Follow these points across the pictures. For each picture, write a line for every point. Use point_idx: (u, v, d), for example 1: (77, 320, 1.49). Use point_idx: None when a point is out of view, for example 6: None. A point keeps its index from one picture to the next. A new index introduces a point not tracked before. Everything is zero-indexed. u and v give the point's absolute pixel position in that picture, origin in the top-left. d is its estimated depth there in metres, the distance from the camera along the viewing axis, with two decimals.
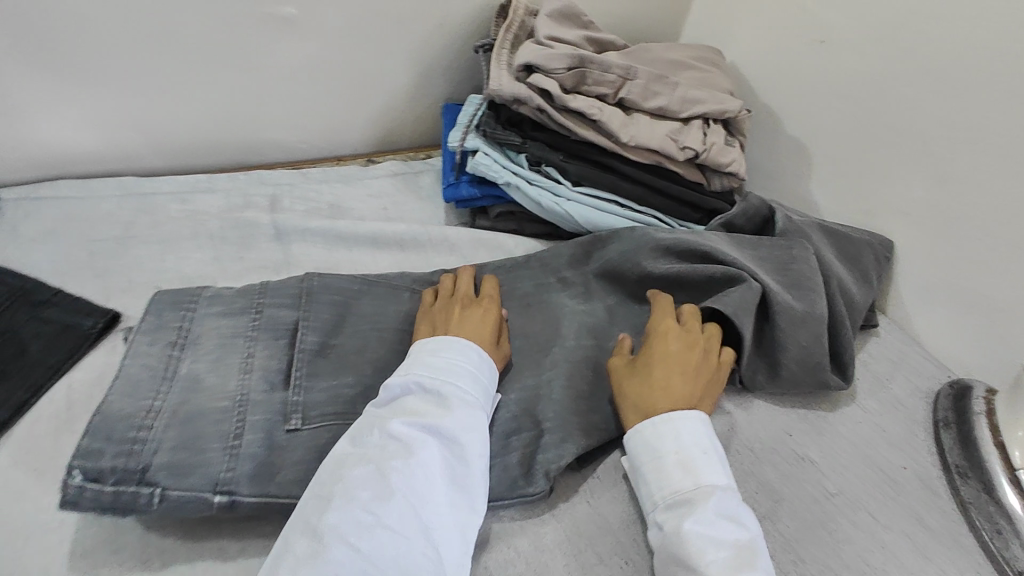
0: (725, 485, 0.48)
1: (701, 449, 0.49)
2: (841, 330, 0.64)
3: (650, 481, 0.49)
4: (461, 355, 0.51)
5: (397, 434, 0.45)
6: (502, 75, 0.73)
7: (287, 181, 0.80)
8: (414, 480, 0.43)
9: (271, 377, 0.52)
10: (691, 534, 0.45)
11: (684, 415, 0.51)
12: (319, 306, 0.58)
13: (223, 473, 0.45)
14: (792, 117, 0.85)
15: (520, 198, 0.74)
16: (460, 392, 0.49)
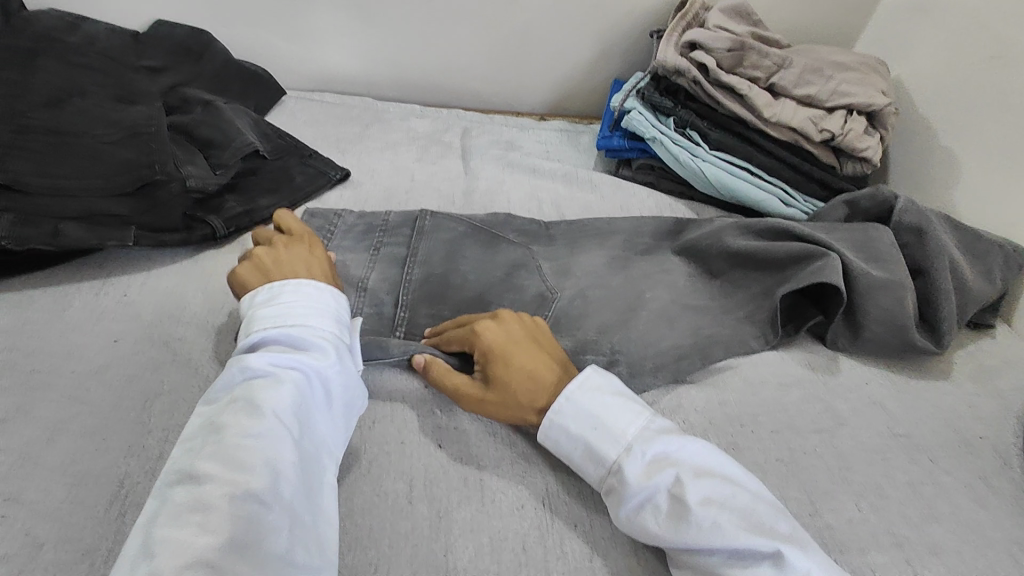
0: (640, 424, 0.50)
1: (608, 405, 0.50)
2: (941, 302, 0.68)
3: (578, 459, 0.51)
4: (307, 293, 0.54)
5: (261, 371, 0.47)
6: (669, 49, 0.86)
7: (478, 121, 1.01)
8: (286, 408, 0.45)
9: (381, 297, 0.67)
10: (638, 489, 0.47)
11: (577, 380, 0.52)
12: (429, 241, 0.72)
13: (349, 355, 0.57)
14: (948, 129, 0.87)
15: (662, 151, 0.86)
16: (315, 331, 0.52)
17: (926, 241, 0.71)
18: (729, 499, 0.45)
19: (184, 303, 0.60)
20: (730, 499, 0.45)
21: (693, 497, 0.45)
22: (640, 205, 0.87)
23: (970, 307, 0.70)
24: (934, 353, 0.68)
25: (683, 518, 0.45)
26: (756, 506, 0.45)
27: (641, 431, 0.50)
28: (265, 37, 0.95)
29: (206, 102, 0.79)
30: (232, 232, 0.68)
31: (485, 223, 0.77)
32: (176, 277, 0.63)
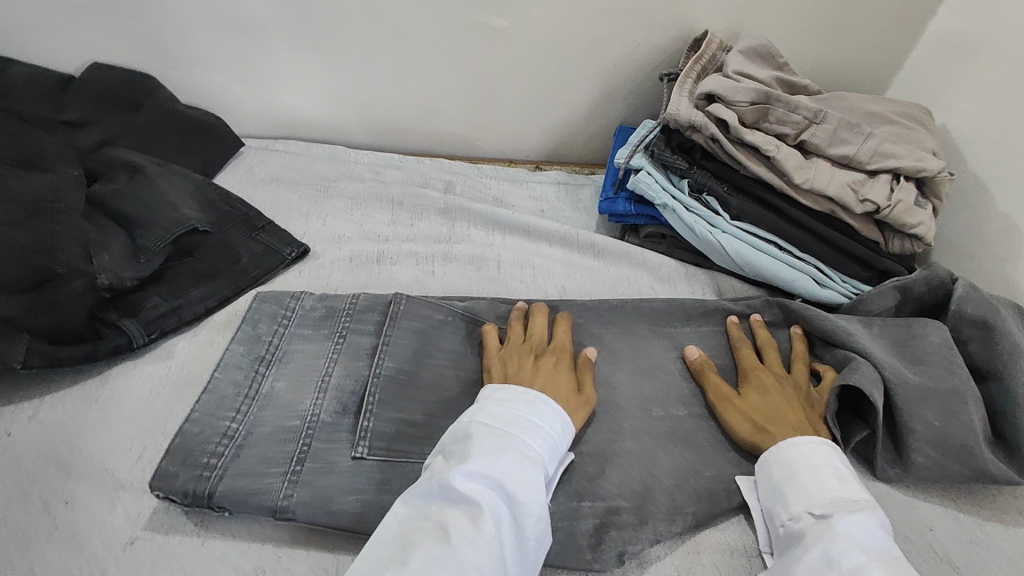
0: (859, 499, 0.47)
1: (843, 468, 0.50)
2: (1020, 419, 0.55)
3: (786, 498, 0.49)
4: (537, 415, 0.49)
5: (457, 487, 0.42)
6: (681, 100, 0.74)
7: (463, 172, 0.89)
8: (484, 548, 0.40)
9: (343, 400, 0.51)
10: (825, 549, 0.44)
11: (813, 437, 0.52)
12: (400, 332, 0.56)
13: (280, 501, 0.44)
14: (1006, 193, 0.74)
15: (674, 221, 0.74)
16: (526, 448, 0.46)
17: (997, 340, 0.59)
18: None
19: (77, 443, 0.49)
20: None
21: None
22: (649, 279, 0.75)
23: None
24: (1012, 483, 0.54)
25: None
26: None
27: (870, 508, 0.47)
28: (218, 80, 0.83)
29: (133, 168, 0.67)
30: (154, 338, 0.57)
31: (467, 308, 0.62)
32: (74, 402, 0.51)
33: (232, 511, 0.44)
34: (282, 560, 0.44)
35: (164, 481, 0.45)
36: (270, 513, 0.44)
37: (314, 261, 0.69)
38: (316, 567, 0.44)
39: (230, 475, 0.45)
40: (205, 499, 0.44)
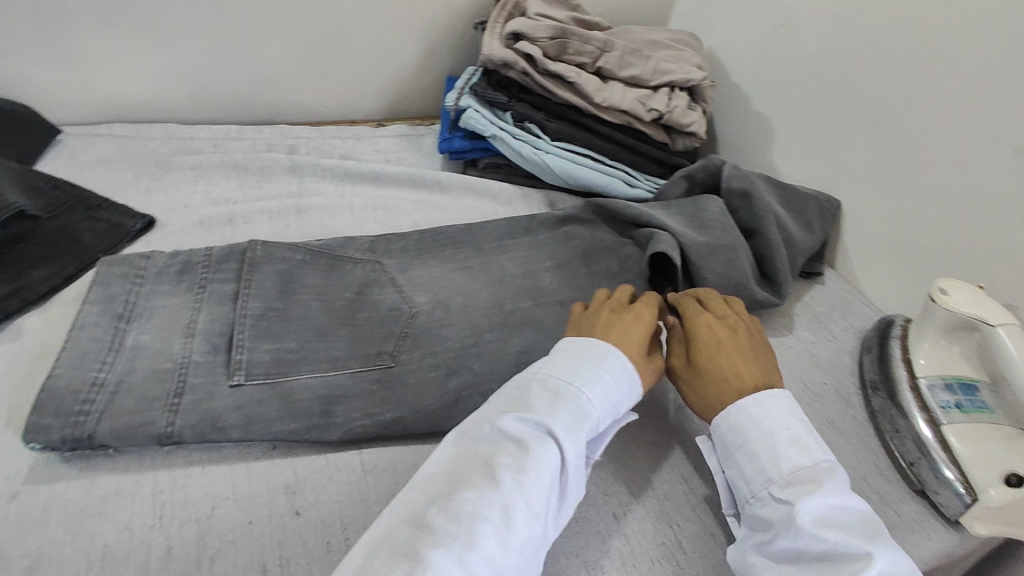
0: (814, 464, 0.48)
1: (798, 430, 0.50)
2: (775, 257, 0.73)
3: (744, 469, 0.50)
4: (609, 367, 0.51)
5: (508, 428, 0.46)
6: (492, 42, 0.83)
7: (306, 135, 0.92)
8: (538, 487, 0.44)
9: (213, 340, 0.55)
10: (804, 530, 0.44)
11: (767, 396, 0.51)
12: (262, 275, 0.60)
13: (164, 429, 0.48)
14: (758, 95, 0.93)
15: (504, 148, 0.83)
16: (580, 396, 0.49)
17: (753, 203, 0.76)
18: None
19: None
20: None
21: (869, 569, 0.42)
22: (493, 205, 0.84)
23: (798, 259, 0.76)
24: (773, 305, 0.72)
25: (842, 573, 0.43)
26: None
27: (835, 476, 0.47)
28: (15, 67, 0.78)
29: None
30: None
31: (325, 246, 0.68)
32: None
33: (117, 446, 0.48)
34: (179, 479, 0.48)
35: (39, 431, 0.47)
36: (156, 439, 0.48)
37: (163, 231, 0.70)
38: (214, 477, 0.48)
39: (109, 415, 0.48)
40: (88, 439, 0.47)
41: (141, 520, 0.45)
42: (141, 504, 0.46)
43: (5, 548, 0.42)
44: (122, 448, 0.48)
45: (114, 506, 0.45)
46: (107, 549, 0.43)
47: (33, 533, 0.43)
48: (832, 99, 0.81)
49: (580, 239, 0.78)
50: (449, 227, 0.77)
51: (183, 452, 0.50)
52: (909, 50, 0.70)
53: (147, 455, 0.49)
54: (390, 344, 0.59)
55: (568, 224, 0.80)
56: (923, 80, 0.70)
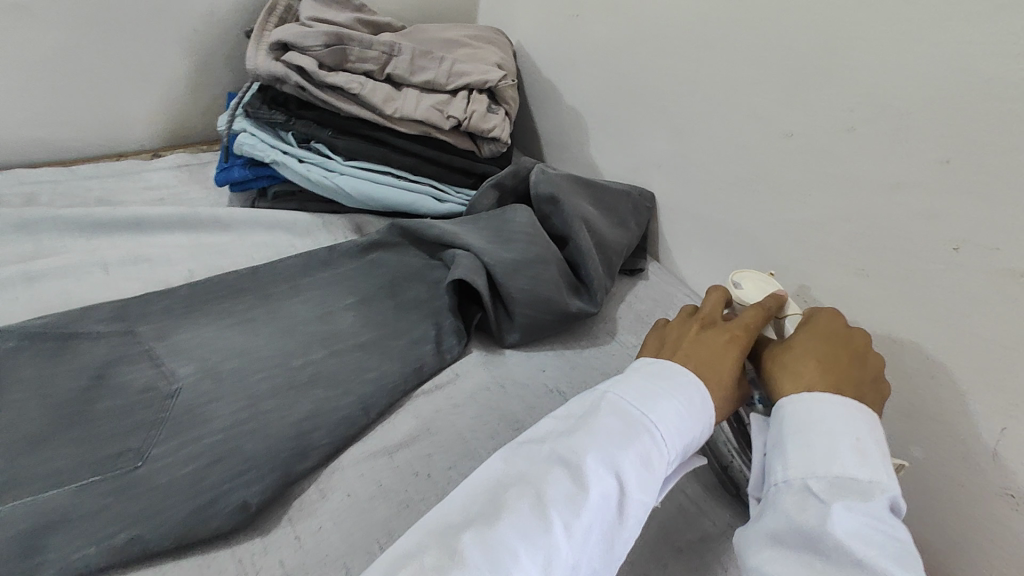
0: (859, 473, 0.40)
1: (864, 441, 0.42)
2: (586, 261, 0.70)
3: (789, 458, 0.42)
4: (685, 394, 0.47)
5: (576, 458, 0.43)
6: (258, 53, 0.74)
7: (50, 178, 0.76)
8: (580, 524, 0.40)
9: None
10: (821, 537, 0.38)
11: (830, 395, 0.44)
12: None
13: None
14: (567, 90, 0.90)
15: (289, 174, 0.74)
16: (662, 420, 0.45)
17: (561, 207, 0.73)
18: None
19: None
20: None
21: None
22: (288, 239, 0.75)
23: (612, 260, 0.74)
24: (591, 314, 0.69)
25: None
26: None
27: (873, 488, 0.40)
28: None
29: None
30: None
31: (51, 324, 0.55)
32: None
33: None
34: None
35: None
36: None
37: None
38: None
39: None
40: None
41: None
42: None
43: None
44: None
45: None
46: None
47: None
48: (630, 93, 0.80)
49: (389, 266, 0.70)
50: (230, 274, 0.67)
51: None
52: (686, 40, 0.70)
53: None
54: (138, 438, 0.49)
55: (375, 252, 0.72)
56: (703, 69, 0.69)
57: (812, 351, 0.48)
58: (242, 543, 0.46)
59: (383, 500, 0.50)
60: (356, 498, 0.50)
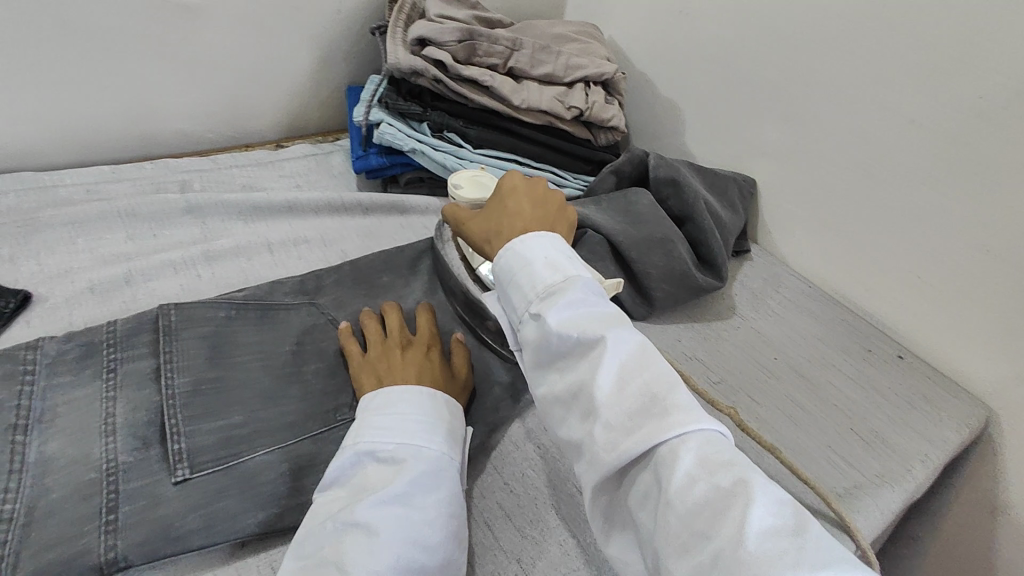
0: (557, 284, 0.46)
1: (559, 257, 0.48)
2: (710, 241, 0.76)
3: (515, 301, 0.48)
4: (420, 411, 0.49)
5: (355, 514, 0.42)
6: (397, 49, 0.78)
7: (197, 167, 0.81)
8: (397, 555, 0.40)
9: (140, 433, 0.47)
10: (546, 335, 0.44)
11: (537, 236, 0.50)
12: (181, 344, 0.53)
13: (105, 554, 0.40)
14: (663, 81, 0.95)
15: (426, 162, 0.79)
16: (374, 474, 0.45)
17: (681, 190, 0.78)
18: (637, 360, 0.42)
19: None
20: (649, 363, 0.42)
21: (605, 352, 0.42)
22: (422, 222, 0.80)
23: (729, 239, 0.80)
24: (716, 288, 0.76)
25: (579, 373, 0.42)
26: (668, 366, 0.42)
27: (583, 292, 0.46)
28: None
29: None
30: None
31: (249, 297, 0.60)
32: None
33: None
34: None
35: None
36: (97, 571, 0.40)
37: (46, 306, 0.59)
38: None
39: (31, 550, 0.39)
40: None
41: None
42: None
43: None
44: None
45: None
46: None
47: None
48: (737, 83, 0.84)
49: None
50: (383, 252, 0.72)
51: (131, 575, 0.42)
52: (805, 33, 0.74)
53: None
54: (350, 396, 0.54)
55: None
56: (822, 60, 0.74)
57: (480, 230, 0.56)
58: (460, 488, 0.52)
59: (571, 450, 0.55)
60: (548, 449, 0.55)
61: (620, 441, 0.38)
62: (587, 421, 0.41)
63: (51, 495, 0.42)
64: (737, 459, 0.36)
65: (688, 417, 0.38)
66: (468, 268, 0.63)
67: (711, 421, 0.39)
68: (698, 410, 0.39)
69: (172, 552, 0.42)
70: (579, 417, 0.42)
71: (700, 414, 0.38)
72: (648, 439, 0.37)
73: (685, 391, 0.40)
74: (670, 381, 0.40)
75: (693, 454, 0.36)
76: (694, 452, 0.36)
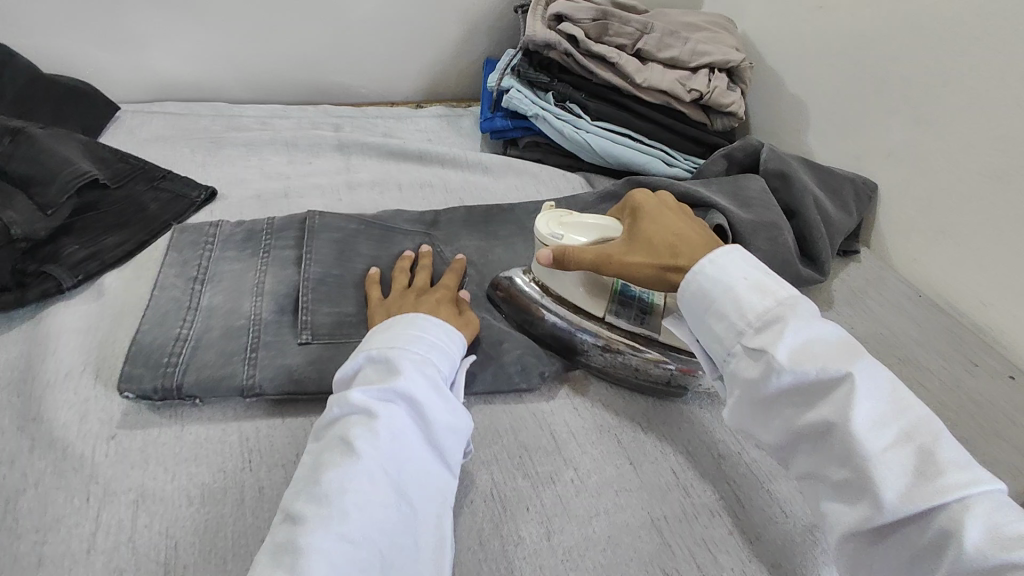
0: (772, 307, 0.45)
1: (761, 275, 0.47)
2: (817, 234, 0.75)
3: (716, 330, 0.47)
4: (418, 326, 0.50)
5: (356, 404, 0.44)
6: (535, 24, 0.85)
7: (349, 115, 0.93)
8: (384, 442, 0.42)
9: (280, 301, 0.57)
10: (776, 371, 0.43)
11: (728, 252, 0.49)
12: (320, 242, 0.63)
13: (247, 381, 0.50)
14: (792, 77, 0.93)
15: (546, 127, 0.85)
16: (377, 373, 0.47)
17: (791, 184, 0.78)
18: (889, 401, 0.41)
19: (32, 373, 0.51)
20: (894, 403, 0.41)
21: (855, 390, 0.41)
22: (533, 183, 0.86)
23: (836, 239, 0.78)
24: (817, 282, 0.75)
25: (822, 422, 0.41)
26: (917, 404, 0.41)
27: (799, 316, 0.45)
28: (77, 47, 0.80)
29: (14, 129, 0.66)
30: (82, 281, 0.59)
31: (377, 218, 0.70)
32: (25, 344, 0.53)
33: (205, 397, 0.49)
34: (264, 428, 0.50)
35: (130, 381, 0.49)
36: (240, 392, 0.50)
37: (223, 203, 0.72)
38: (295, 428, 0.50)
39: (197, 365, 0.50)
40: (176, 391, 0.49)
41: (232, 464, 0.47)
42: (227, 450, 0.48)
43: (111, 484, 0.44)
44: (207, 400, 0.50)
45: (204, 450, 0.47)
46: (202, 489, 0.45)
47: (133, 471, 0.45)
48: (871, 80, 0.81)
49: None
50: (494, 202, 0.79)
51: (261, 406, 0.51)
52: (957, 32, 0.71)
53: (230, 407, 0.51)
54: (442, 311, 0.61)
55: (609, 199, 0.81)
56: (971, 62, 0.69)
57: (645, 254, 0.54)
58: (532, 403, 0.57)
59: (639, 393, 0.59)
60: (618, 390, 0.59)
61: (880, 490, 0.38)
62: (844, 470, 0.40)
63: (212, 333, 0.53)
64: (1012, 516, 0.36)
65: (962, 475, 0.37)
66: (592, 320, 0.60)
67: (981, 469, 0.38)
68: (967, 460, 0.38)
69: (295, 393, 0.51)
70: (825, 460, 0.42)
71: (966, 462, 0.38)
72: (919, 498, 0.37)
73: (947, 436, 0.39)
74: (932, 429, 0.40)
75: (971, 511, 0.36)
76: (986, 514, 0.36)
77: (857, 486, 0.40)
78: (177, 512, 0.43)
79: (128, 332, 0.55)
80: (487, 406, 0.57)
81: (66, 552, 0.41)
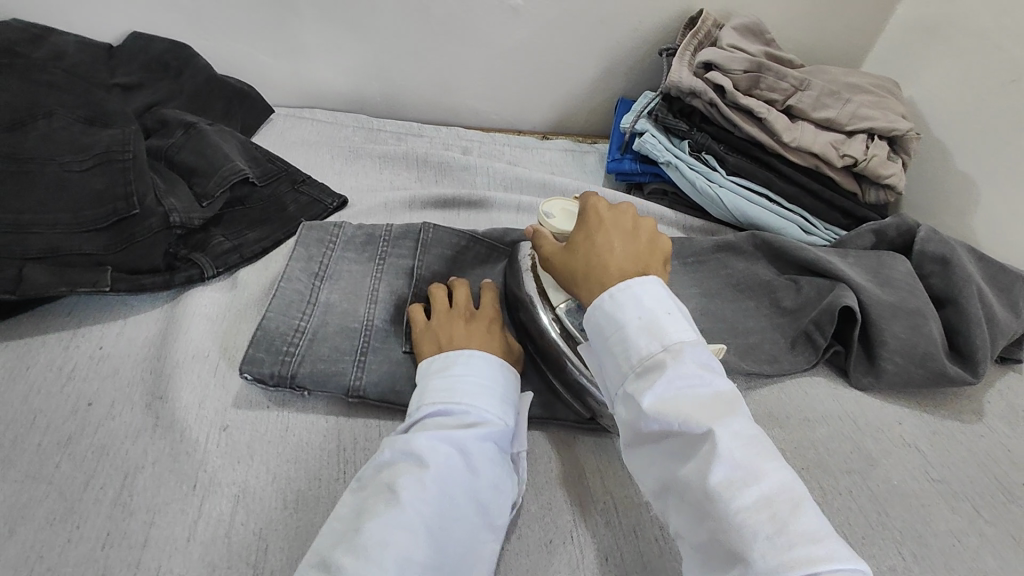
0: (655, 349, 0.43)
1: (654, 312, 0.45)
2: (974, 329, 0.65)
3: (607, 367, 0.46)
4: (480, 374, 0.49)
5: (410, 450, 0.43)
6: (682, 69, 0.81)
7: (478, 139, 0.95)
8: (433, 496, 0.41)
9: (393, 309, 0.58)
10: (643, 418, 0.42)
11: (631, 286, 0.46)
12: (434, 267, 0.63)
13: (353, 382, 0.51)
14: (965, 154, 0.83)
15: (676, 176, 0.82)
16: (436, 420, 0.46)
17: (951, 273, 0.69)
18: (754, 464, 0.38)
19: (165, 354, 0.54)
20: (752, 462, 0.38)
21: (716, 450, 0.39)
22: None
23: (1000, 340, 0.67)
24: (968, 383, 0.65)
25: (687, 471, 0.39)
26: (772, 470, 0.38)
27: (688, 360, 0.43)
28: (249, 53, 0.87)
29: (188, 125, 0.72)
30: (221, 272, 0.63)
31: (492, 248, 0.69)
32: (163, 323, 0.58)
33: (312, 390, 0.51)
34: (361, 443, 0.50)
35: (252, 362, 0.51)
36: (346, 392, 0.51)
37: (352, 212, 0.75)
38: None
39: (308, 371, 0.52)
40: (290, 378, 0.51)
41: (328, 473, 0.47)
42: (322, 460, 0.48)
43: (217, 474, 0.46)
44: (310, 391, 0.52)
45: (302, 454, 0.49)
46: (296, 495, 0.46)
47: (237, 465, 0.47)
48: None
49: (745, 277, 0.74)
50: None
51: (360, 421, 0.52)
52: None
53: (331, 417, 0.52)
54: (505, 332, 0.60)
55: (730, 254, 0.76)
56: None
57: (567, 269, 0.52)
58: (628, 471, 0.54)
59: None
60: None
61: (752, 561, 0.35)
62: (700, 532, 0.38)
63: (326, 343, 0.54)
64: None
65: (821, 553, 0.34)
66: (550, 308, 0.56)
67: (844, 553, 0.35)
68: (745, 509, 0.36)
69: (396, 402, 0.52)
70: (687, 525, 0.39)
71: (825, 536, 0.35)
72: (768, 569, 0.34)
73: (767, 492, 0.37)
74: (794, 497, 0.37)
75: None
76: None
77: (712, 550, 0.37)
78: (272, 514, 0.44)
79: (252, 326, 0.58)
80: (580, 463, 0.54)
81: (167, 535, 0.42)
